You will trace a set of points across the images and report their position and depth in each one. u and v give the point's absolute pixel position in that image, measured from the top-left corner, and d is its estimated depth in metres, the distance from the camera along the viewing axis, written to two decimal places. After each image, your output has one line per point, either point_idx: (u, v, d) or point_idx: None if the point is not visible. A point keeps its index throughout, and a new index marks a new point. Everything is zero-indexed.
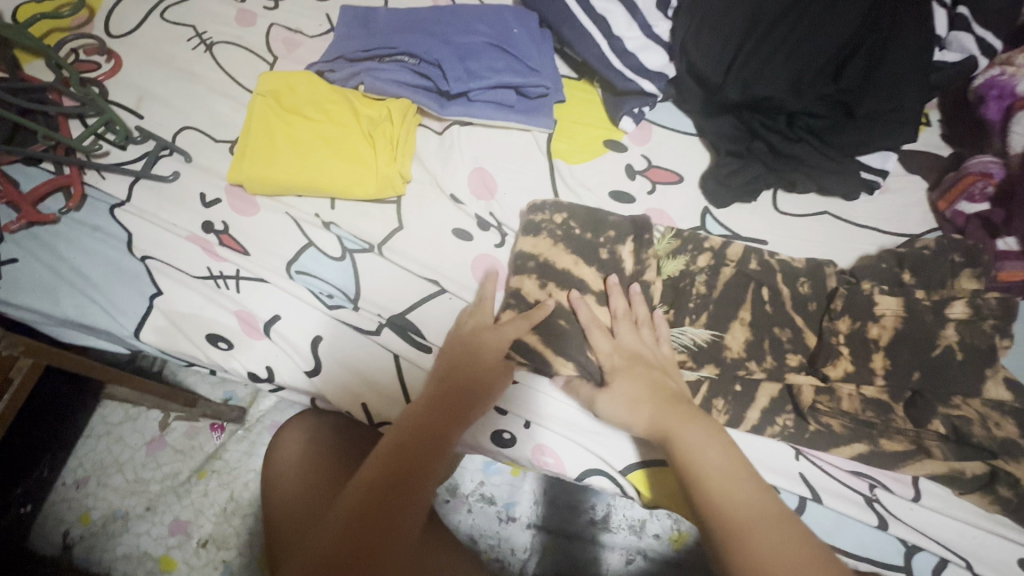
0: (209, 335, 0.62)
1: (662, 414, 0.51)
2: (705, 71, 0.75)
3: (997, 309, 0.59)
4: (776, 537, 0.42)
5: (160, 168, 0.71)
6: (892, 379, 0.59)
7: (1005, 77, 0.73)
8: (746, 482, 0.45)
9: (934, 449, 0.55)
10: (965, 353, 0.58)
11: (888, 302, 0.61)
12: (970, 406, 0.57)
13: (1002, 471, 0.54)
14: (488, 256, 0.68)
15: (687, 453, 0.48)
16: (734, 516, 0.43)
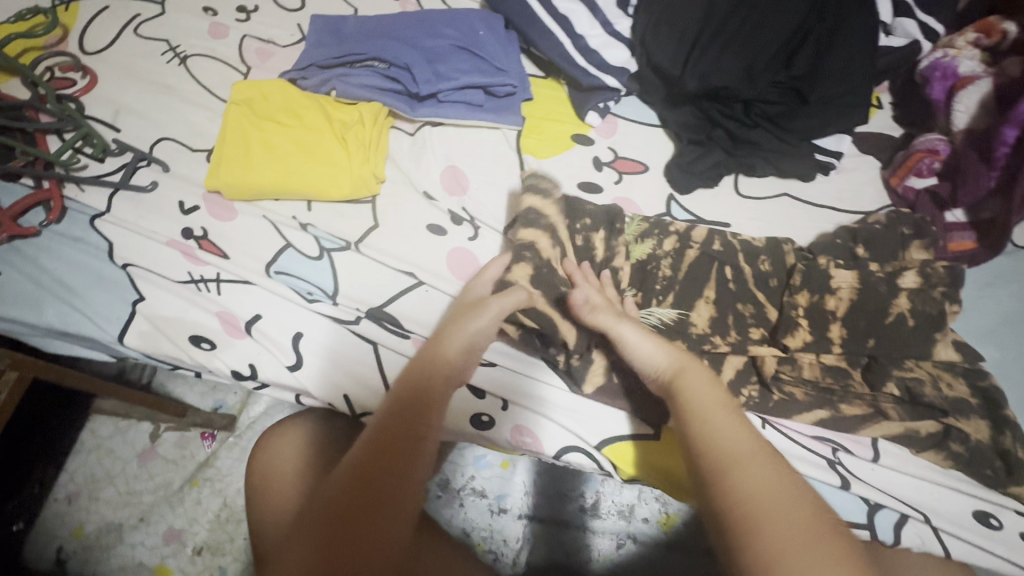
0: (192, 336, 0.64)
1: (669, 362, 0.54)
2: (665, 63, 0.78)
3: (944, 277, 0.63)
4: (763, 472, 0.43)
5: (139, 178, 0.72)
6: (849, 347, 0.61)
7: (948, 59, 0.77)
8: (735, 424, 0.47)
9: (889, 410, 0.59)
10: (916, 320, 0.61)
11: (843, 276, 0.64)
12: (921, 368, 0.60)
13: (953, 427, 0.57)
14: (462, 249, 0.70)
15: (686, 396, 0.50)
16: (721, 451, 0.45)
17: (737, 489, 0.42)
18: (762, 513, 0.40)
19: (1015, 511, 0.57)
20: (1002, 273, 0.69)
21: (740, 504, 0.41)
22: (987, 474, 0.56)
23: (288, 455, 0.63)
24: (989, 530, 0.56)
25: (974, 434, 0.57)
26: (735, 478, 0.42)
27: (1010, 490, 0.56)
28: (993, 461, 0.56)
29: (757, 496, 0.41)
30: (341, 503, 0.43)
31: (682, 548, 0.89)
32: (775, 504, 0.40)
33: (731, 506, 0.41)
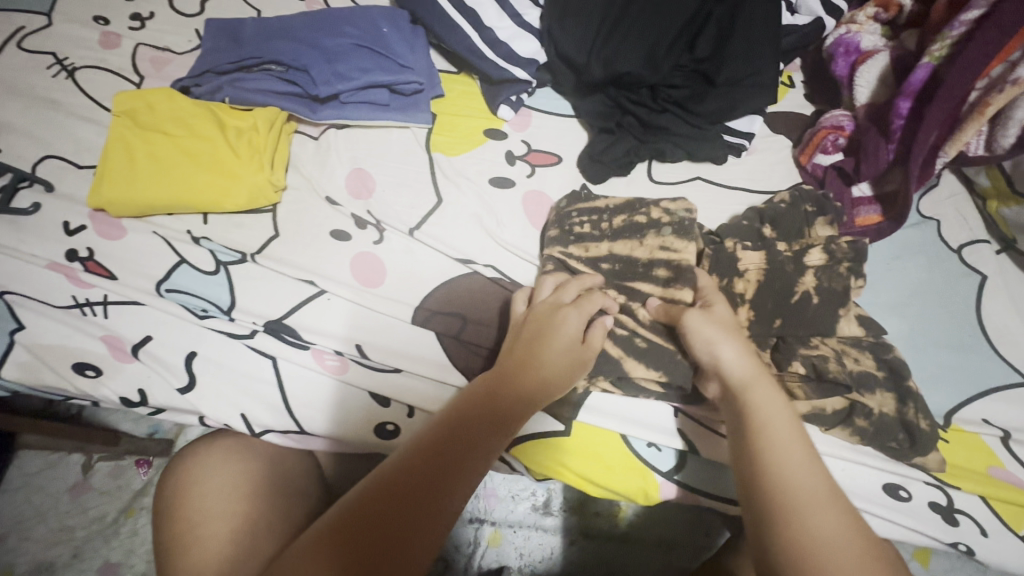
0: (77, 364, 0.60)
1: (748, 372, 0.51)
2: (571, 53, 0.77)
3: (849, 252, 0.62)
4: (831, 524, 0.43)
5: (18, 200, 0.68)
6: (757, 329, 0.61)
7: (851, 34, 0.77)
8: (806, 460, 0.46)
9: (796, 390, 0.58)
10: (821, 296, 0.61)
11: (751, 257, 0.64)
12: (827, 344, 0.60)
13: (858, 403, 0.57)
14: (368, 254, 0.67)
15: (760, 420, 0.48)
16: (780, 489, 0.45)
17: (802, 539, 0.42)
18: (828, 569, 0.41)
19: (924, 481, 0.57)
20: (906, 245, 0.70)
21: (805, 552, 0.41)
22: (892, 446, 0.56)
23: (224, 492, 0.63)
24: (898, 502, 0.57)
25: (879, 408, 0.57)
26: (804, 524, 0.43)
27: (914, 461, 0.56)
28: (897, 434, 0.56)
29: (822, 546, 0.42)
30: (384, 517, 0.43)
31: (638, 541, 0.89)
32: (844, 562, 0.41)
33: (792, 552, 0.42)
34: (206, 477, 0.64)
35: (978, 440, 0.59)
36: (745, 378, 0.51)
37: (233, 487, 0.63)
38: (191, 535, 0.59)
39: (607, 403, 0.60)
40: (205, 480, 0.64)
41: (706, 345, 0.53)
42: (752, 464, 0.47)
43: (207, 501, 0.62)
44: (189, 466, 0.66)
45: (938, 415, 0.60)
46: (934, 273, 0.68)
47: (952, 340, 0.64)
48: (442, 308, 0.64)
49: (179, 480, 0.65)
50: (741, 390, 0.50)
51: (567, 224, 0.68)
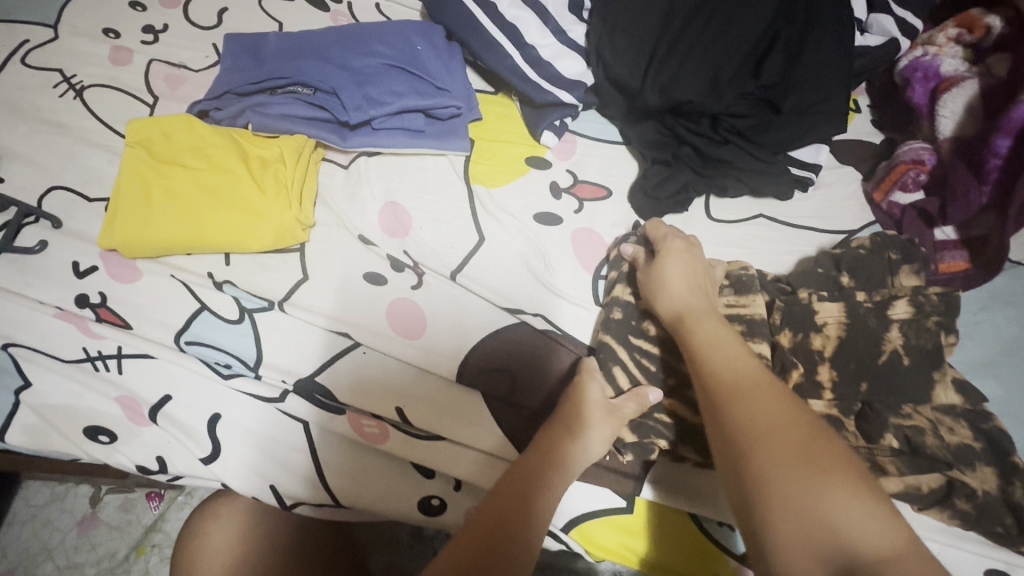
0: (90, 427, 0.55)
1: (688, 303, 0.52)
2: (623, 76, 0.71)
3: (939, 305, 0.56)
4: (760, 405, 0.41)
5: (24, 238, 0.62)
6: (840, 393, 0.55)
7: (929, 58, 0.71)
8: (744, 359, 0.45)
9: (888, 466, 0.52)
10: (911, 357, 0.55)
11: (829, 308, 0.58)
12: (921, 414, 0.54)
13: (958, 481, 0.51)
14: (405, 300, 0.61)
15: (696, 335, 0.48)
16: (724, 380, 0.44)
17: (732, 423, 0.41)
18: (752, 448, 0.39)
19: None
20: (995, 294, 0.64)
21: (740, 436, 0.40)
22: (998, 532, 0.51)
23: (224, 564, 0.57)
24: None
25: (981, 487, 0.51)
26: (734, 409, 0.42)
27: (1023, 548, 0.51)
28: (1004, 518, 0.50)
29: (756, 427, 0.40)
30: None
31: None
32: (775, 438, 0.39)
33: (728, 437, 0.41)
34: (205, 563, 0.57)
35: None
36: (685, 308, 0.51)
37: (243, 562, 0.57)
38: None
39: (672, 480, 0.54)
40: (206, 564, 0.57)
41: (657, 282, 0.55)
42: (701, 372, 0.46)
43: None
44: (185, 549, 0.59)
45: None
46: None
47: None
48: (488, 364, 0.57)
49: (181, 567, 0.58)
50: (683, 317, 0.51)
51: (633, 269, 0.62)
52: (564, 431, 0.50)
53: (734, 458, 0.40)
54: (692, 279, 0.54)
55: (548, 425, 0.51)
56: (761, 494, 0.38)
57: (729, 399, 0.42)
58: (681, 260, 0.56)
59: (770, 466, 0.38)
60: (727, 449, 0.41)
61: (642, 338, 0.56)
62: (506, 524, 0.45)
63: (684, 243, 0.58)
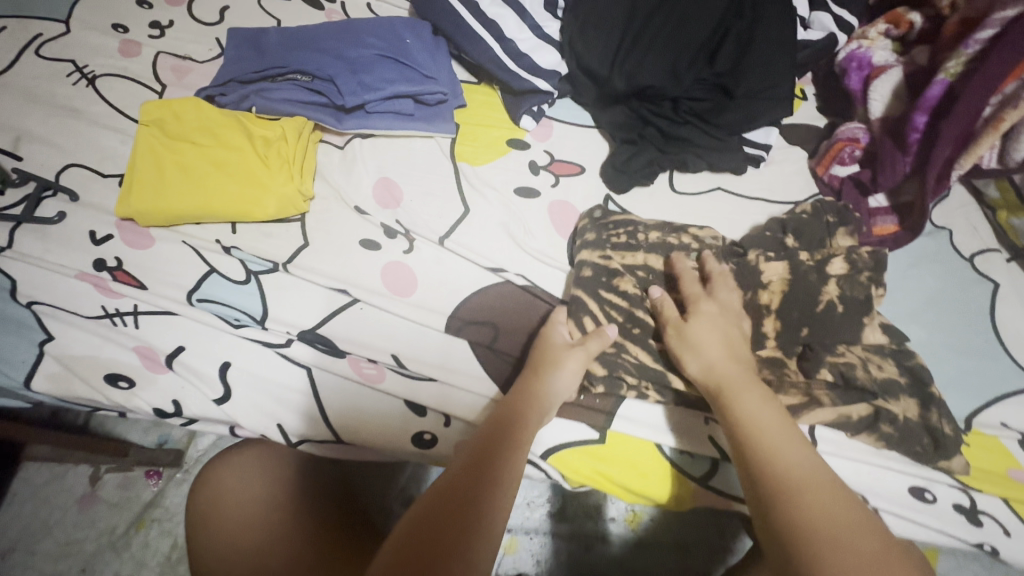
0: (108, 375, 0.60)
1: (728, 374, 0.54)
2: (593, 66, 0.79)
3: (869, 262, 0.64)
4: (820, 502, 0.44)
5: (43, 210, 0.67)
6: (782, 338, 0.62)
7: (862, 50, 0.80)
8: (799, 453, 0.48)
9: (823, 397, 0.58)
10: (845, 306, 0.62)
11: (774, 268, 0.65)
12: (852, 351, 0.61)
13: (883, 409, 0.58)
14: (397, 263, 0.67)
15: (742, 415, 0.50)
16: (784, 474, 0.46)
17: (797, 517, 0.43)
18: (819, 547, 0.41)
19: (948, 484, 0.59)
20: (921, 254, 0.72)
21: (809, 534, 0.42)
22: (918, 451, 0.58)
23: (233, 486, 0.63)
24: (924, 504, 0.59)
25: (905, 413, 0.59)
26: (798, 504, 0.44)
27: (939, 465, 0.58)
28: (923, 438, 0.58)
29: (823, 528, 0.42)
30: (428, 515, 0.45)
31: (652, 544, 0.92)
32: (842, 541, 0.42)
33: (792, 531, 0.43)
34: (221, 514, 0.60)
35: (997, 444, 0.61)
36: (726, 380, 0.53)
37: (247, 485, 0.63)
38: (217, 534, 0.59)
39: (640, 412, 0.61)
40: (223, 503, 0.61)
41: (692, 349, 0.56)
42: (759, 459, 0.47)
43: (223, 499, 0.62)
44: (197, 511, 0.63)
45: (960, 418, 0.62)
46: (949, 281, 0.70)
47: (969, 346, 0.66)
48: (475, 317, 0.64)
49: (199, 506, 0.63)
50: (724, 391, 0.53)
51: (604, 232, 0.69)
52: (535, 368, 0.57)
53: (803, 555, 0.41)
54: (727, 345, 0.56)
55: (525, 371, 0.58)
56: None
57: (792, 495, 0.45)
58: (712, 325, 0.58)
59: (843, 570, 0.40)
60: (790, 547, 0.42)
61: (612, 292, 0.64)
62: (488, 457, 0.50)
63: (716, 304, 0.60)
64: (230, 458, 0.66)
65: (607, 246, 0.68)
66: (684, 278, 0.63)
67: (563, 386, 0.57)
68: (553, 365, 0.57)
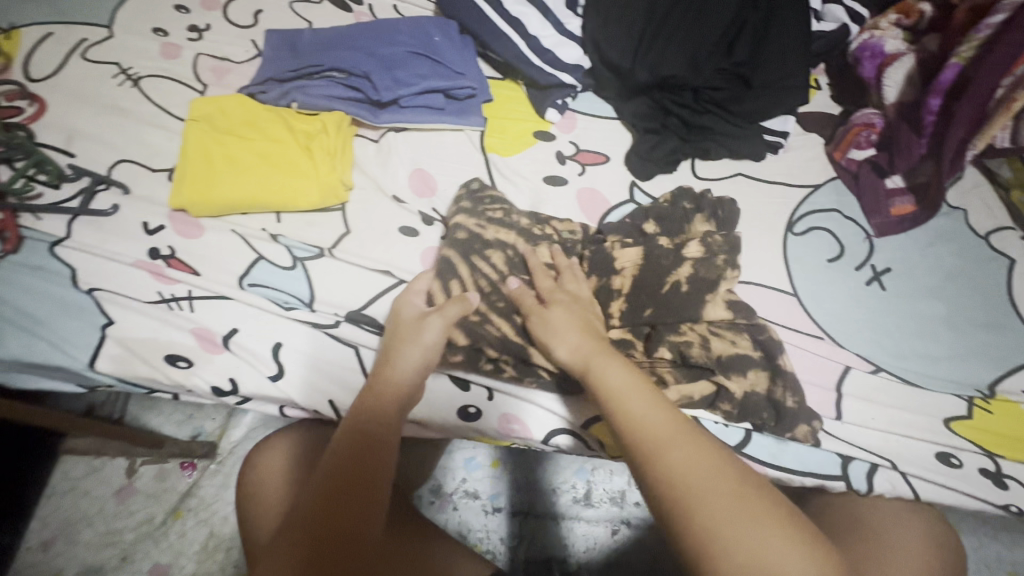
0: (167, 355, 0.63)
1: (588, 351, 0.54)
2: (616, 59, 0.82)
3: (723, 245, 0.67)
4: (678, 460, 0.43)
5: (98, 203, 0.70)
6: (627, 320, 0.64)
7: (874, 40, 0.83)
8: (649, 407, 0.48)
9: (666, 375, 0.61)
10: (690, 285, 0.65)
11: (627, 255, 0.68)
12: (694, 330, 0.63)
13: (723, 386, 0.61)
14: (435, 248, 0.70)
15: (605, 383, 0.50)
16: (647, 435, 0.45)
17: (663, 477, 0.43)
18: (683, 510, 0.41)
19: (973, 450, 0.61)
20: (937, 233, 0.75)
21: (671, 493, 0.42)
22: None
23: (274, 468, 0.64)
24: (951, 469, 0.61)
25: None
26: (663, 462, 0.43)
27: None
28: None
29: (685, 483, 0.42)
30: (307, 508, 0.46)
31: None
32: (701, 486, 0.42)
33: (663, 492, 0.42)
34: (268, 503, 0.61)
35: (1019, 410, 0.64)
36: (589, 356, 0.53)
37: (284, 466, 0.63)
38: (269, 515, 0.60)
39: None
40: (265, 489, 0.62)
41: (551, 338, 0.57)
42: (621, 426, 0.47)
43: (262, 484, 0.63)
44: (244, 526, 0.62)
45: (983, 385, 0.65)
46: (967, 258, 0.73)
47: (987, 318, 0.68)
48: None
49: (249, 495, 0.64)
50: (589, 366, 0.53)
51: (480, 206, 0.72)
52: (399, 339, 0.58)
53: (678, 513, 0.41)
54: (582, 325, 0.57)
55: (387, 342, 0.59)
56: (705, 550, 0.39)
57: (653, 457, 0.44)
58: (567, 310, 0.59)
59: (713, 518, 0.40)
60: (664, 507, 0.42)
61: (642, 271, 0.67)
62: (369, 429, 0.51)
63: (567, 295, 0.62)
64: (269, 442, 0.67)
65: (482, 216, 0.71)
66: (535, 271, 0.65)
67: (427, 349, 0.58)
68: (413, 334, 0.58)
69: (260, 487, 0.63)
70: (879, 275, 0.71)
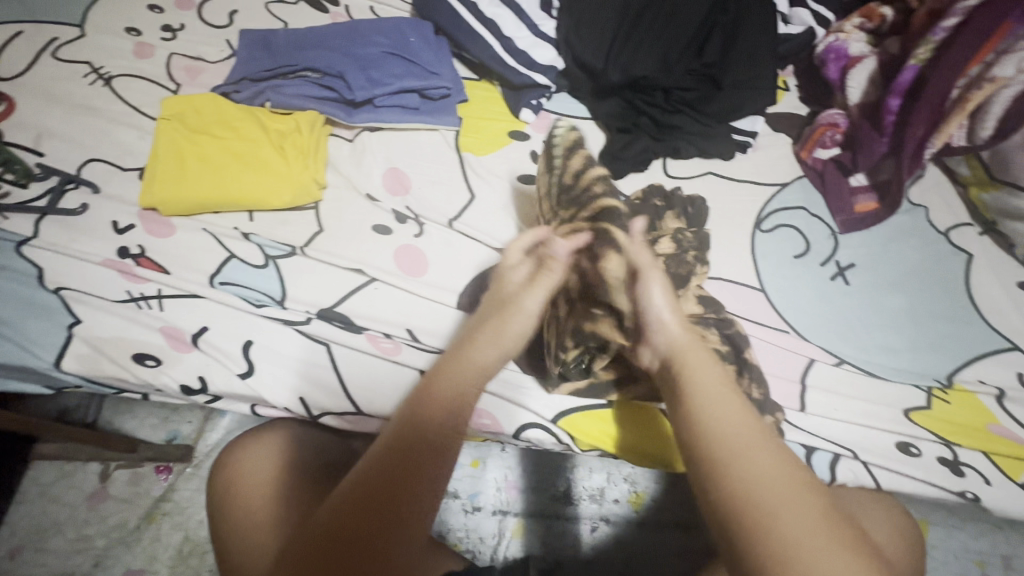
0: (135, 354, 0.63)
1: (679, 345, 0.54)
2: (589, 60, 0.83)
3: (694, 242, 0.68)
4: (765, 462, 0.44)
5: (66, 202, 0.70)
6: None
7: (839, 42, 0.85)
8: (736, 412, 0.48)
9: (636, 369, 0.63)
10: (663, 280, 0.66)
11: None
12: None
13: None
14: (409, 246, 0.71)
15: (692, 380, 0.51)
16: (725, 439, 0.46)
17: (740, 481, 0.43)
18: (759, 506, 0.42)
19: (931, 440, 0.63)
20: (900, 230, 0.77)
21: (746, 498, 0.43)
22: None
23: (248, 475, 0.58)
24: (910, 458, 0.63)
25: None
26: (739, 468, 0.44)
27: None
28: None
29: (760, 491, 0.43)
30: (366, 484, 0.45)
31: (656, 524, 0.94)
32: (776, 495, 0.42)
33: (735, 497, 0.43)
34: (239, 505, 0.56)
35: (975, 400, 0.66)
36: (679, 352, 0.54)
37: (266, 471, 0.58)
38: (238, 518, 0.55)
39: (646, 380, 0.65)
40: (240, 493, 0.57)
41: (653, 312, 0.56)
42: (697, 427, 0.48)
43: (239, 485, 0.57)
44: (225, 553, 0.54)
45: (943, 376, 0.67)
46: (927, 254, 0.75)
47: (947, 312, 0.70)
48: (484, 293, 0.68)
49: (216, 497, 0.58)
50: (677, 362, 0.53)
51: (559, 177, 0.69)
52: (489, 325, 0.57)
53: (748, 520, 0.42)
54: (680, 310, 0.57)
55: (472, 327, 0.58)
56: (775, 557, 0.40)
57: (730, 461, 0.45)
58: (665, 287, 0.57)
59: (785, 530, 0.41)
60: (735, 512, 0.42)
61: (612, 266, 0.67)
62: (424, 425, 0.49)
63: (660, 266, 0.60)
64: (245, 441, 0.62)
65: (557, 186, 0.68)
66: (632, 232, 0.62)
67: (518, 333, 0.58)
68: (507, 317, 0.58)
69: (236, 484, 0.57)
70: (843, 270, 0.73)
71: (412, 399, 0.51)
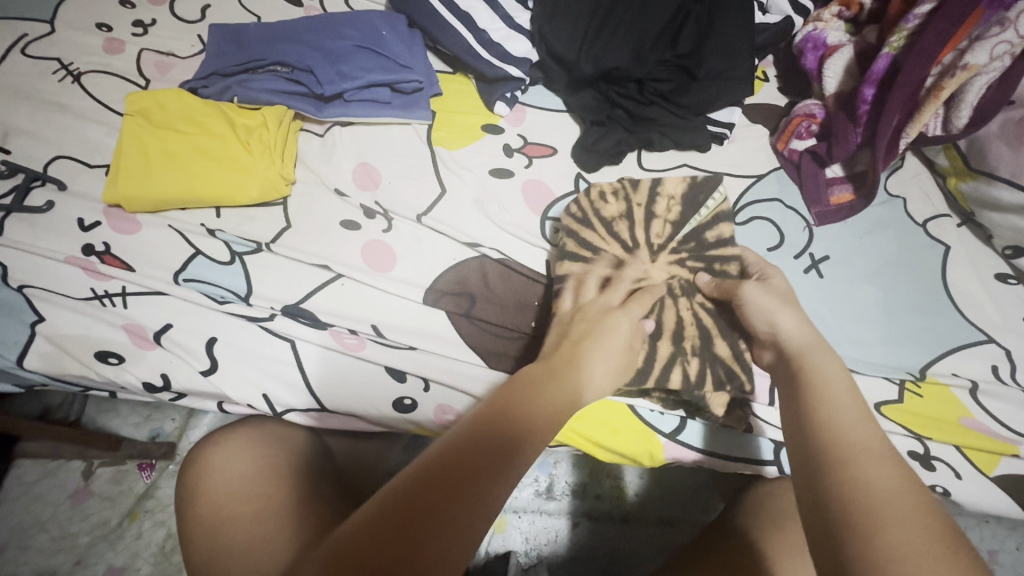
0: (100, 352, 0.62)
1: (805, 345, 0.54)
2: (562, 51, 0.82)
3: (664, 235, 0.67)
4: (887, 470, 0.41)
5: (31, 200, 0.69)
6: None
7: (817, 31, 0.84)
8: (860, 420, 0.46)
9: None
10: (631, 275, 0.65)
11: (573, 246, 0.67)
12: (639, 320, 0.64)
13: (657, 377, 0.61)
14: (377, 241, 0.70)
15: (812, 381, 0.50)
16: (848, 441, 0.44)
17: (863, 480, 0.41)
18: (880, 504, 0.39)
19: (902, 434, 0.63)
20: (876, 221, 0.76)
21: (867, 499, 0.39)
22: None
23: (223, 482, 0.55)
24: None
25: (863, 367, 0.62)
26: (858, 472, 0.41)
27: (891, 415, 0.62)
28: None
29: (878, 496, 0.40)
30: (454, 466, 0.41)
31: (637, 519, 0.94)
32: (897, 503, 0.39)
33: (856, 494, 0.40)
34: (219, 509, 0.53)
35: (949, 392, 0.65)
36: (802, 350, 0.54)
37: (251, 472, 0.56)
38: (220, 524, 0.52)
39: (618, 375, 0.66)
40: (218, 496, 0.54)
41: (767, 316, 0.57)
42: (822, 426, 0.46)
43: (218, 484, 0.55)
44: (189, 554, 0.51)
45: (915, 369, 0.66)
46: (903, 245, 0.74)
47: (921, 304, 0.70)
48: (453, 288, 0.68)
49: (185, 498, 0.56)
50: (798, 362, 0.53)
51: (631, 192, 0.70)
52: (589, 331, 0.55)
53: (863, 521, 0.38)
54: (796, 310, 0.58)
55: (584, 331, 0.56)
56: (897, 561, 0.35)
57: (852, 462, 0.42)
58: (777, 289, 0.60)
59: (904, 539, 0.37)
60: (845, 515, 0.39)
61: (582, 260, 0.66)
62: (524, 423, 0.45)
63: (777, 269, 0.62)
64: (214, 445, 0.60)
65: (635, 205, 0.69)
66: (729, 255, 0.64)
67: (617, 341, 0.55)
68: (602, 326, 0.56)
69: (217, 482, 0.55)
70: (817, 262, 0.72)
71: (517, 394, 0.48)
